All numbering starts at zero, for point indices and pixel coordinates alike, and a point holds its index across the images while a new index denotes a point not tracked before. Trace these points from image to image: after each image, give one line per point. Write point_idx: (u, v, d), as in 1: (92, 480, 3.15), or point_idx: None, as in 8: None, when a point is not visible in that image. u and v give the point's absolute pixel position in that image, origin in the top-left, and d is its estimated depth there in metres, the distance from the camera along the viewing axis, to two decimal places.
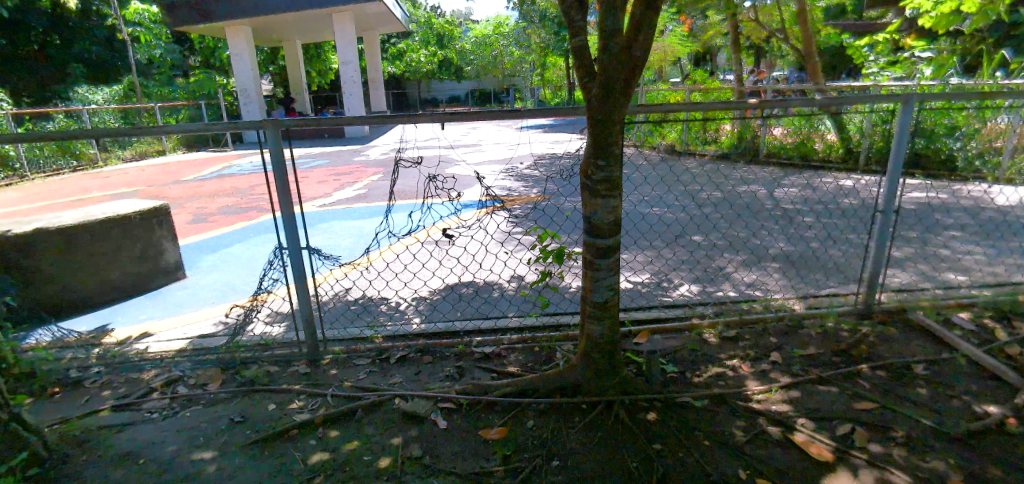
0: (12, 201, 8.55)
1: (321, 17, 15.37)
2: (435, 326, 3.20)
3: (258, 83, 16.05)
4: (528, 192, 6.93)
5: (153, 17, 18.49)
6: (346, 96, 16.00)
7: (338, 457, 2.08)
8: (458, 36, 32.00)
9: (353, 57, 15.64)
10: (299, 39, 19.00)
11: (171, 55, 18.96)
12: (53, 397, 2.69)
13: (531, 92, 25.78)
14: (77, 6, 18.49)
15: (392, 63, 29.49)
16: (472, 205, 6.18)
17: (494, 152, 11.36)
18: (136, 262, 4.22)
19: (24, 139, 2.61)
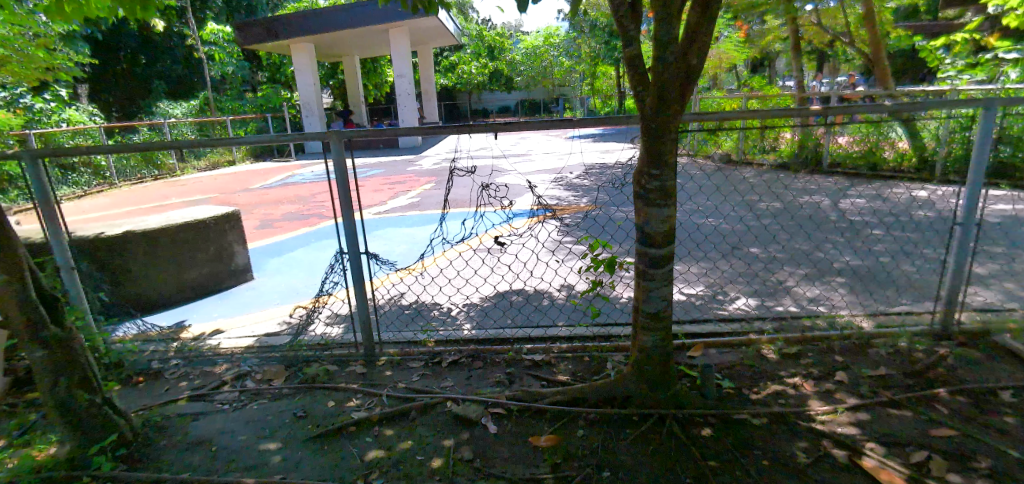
0: (103, 207, 9.37)
1: (377, 33, 15.99)
2: (485, 333, 3.23)
3: (319, 96, 16.82)
4: (578, 201, 6.92)
5: (227, 37, 19.47)
6: (399, 108, 16.54)
7: (392, 456, 2.18)
8: (509, 48, 32.36)
9: (408, 70, 16.16)
10: (358, 54, 19.79)
11: (242, 71, 20.25)
12: (138, 385, 2.96)
13: (581, 102, 25.69)
14: (161, 28, 20.18)
15: (445, 75, 30.06)
16: (523, 213, 6.23)
17: (544, 161, 11.42)
18: (210, 263, 4.53)
19: (123, 149, 2.89)
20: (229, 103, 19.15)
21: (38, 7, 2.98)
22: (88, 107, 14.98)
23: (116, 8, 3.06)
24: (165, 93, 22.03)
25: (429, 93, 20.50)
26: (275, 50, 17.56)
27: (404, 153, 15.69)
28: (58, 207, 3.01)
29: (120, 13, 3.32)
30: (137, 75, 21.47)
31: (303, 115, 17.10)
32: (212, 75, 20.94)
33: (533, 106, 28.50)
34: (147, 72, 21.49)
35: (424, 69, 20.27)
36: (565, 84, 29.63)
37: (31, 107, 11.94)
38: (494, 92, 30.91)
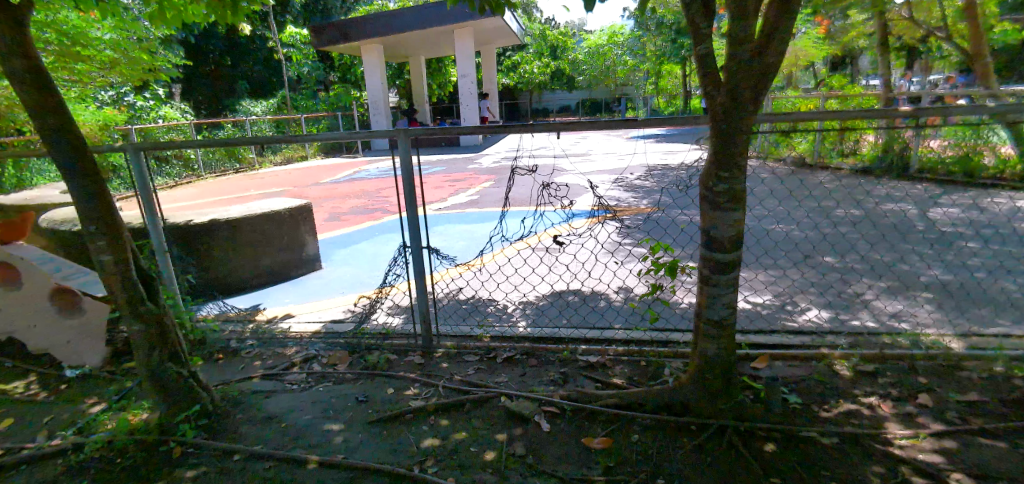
0: (192, 196, 10.25)
1: (443, 34, 16.38)
2: (541, 331, 3.23)
3: (386, 96, 17.43)
4: (639, 202, 6.76)
5: (304, 39, 20.63)
6: (462, 108, 16.84)
7: (446, 445, 2.25)
8: (572, 46, 32.21)
9: (471, 70, 16.42)
10: (423, 54, 20.35)
11: (317, 72, 21.39)
12: (218, 361, 3.22)
13: (644, 101, 25.09)
14: (248, 32, 21.72)
15: (507, 74, 30.32)
16: (582, 213, 6.16)
17: (604, 161, 11.25)
18: (284, 252, 4.81)
19: (214, 144, 3.14)
20: (304, 102, 20.31)
21: (144, 13, 3.28)
22: (182, 105, 16.40)
23: (210, 12, 3.32)
24: (249, 92, 23.69)
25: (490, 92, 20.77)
26: (346, 51, 18.39)
27: (464, 151, 15.98)
28: (155, 195, 3.31)
29: (213, 17, 3.59)
30: (225, 76, 23.23)
31: (371, 114, 17.81)
32: (290, 75, 22.29)
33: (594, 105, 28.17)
34: (234, 72, 23.20)
35: (487, 69, 20.53)
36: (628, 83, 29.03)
37: (134, 105, 13.23)
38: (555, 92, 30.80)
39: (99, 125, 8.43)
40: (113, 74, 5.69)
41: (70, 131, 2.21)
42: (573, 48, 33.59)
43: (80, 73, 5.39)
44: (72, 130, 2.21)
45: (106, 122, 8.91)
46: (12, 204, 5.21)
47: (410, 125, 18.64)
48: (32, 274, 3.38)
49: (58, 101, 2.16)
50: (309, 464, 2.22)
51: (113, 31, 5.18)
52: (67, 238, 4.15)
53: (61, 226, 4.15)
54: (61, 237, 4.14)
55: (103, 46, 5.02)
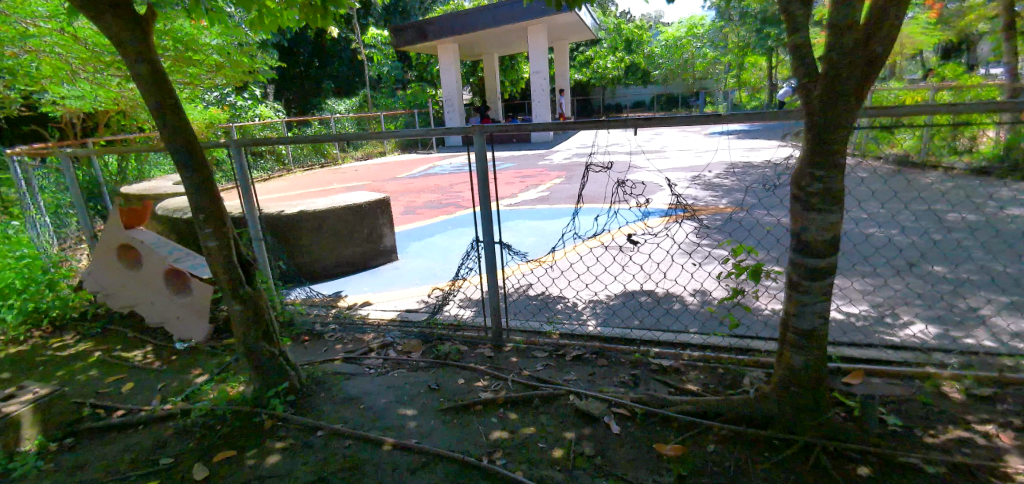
0: (283, 189, 11.08)
1: (517, 31, 16.46)
2: (611, 331, 3.17)
3: (460, 93, 17.81)
4: (717, 201, 6.45)
5: (385, 41, 21.52)
6: (533, 105, 16.85)
7: (514, 439, 2.28)
8: (648, 40, 31.23)
9: (543, 66, 16.35)
10: (496, 52, 20.56)
11: (395, 71, 22.29)
12: (305, 343, 3.46)
13: (723, 95, 23.84)
14: (334, 35, 23.05)
15: (579, 70, 29.97)
16: (657, 212, 5.97)
17: (680, 158, 10.84)
18: (364, 243, 5.07)
19: (305, 140, 3.35)
20: (383, 100, 21.27)
21: (246, 20, 3.55)
22: (275, 104, 17.74)
23: (302, 17, 3.53)
24: (334, 92, 25.17)
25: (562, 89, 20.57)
26: (423, 51, 18.99)
27: (535, 148, 16.02)
28: (253, 187, 3.60)
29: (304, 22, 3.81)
30: (314, 76, 24.83)
31: (446, 111, 18.28)
32: (371, 75, 23.41)
33: (669, 101, 27.15)
34: (322, 73, 24.73)
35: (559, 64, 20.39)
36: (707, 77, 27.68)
37: (235, 105, 14.49)
38: (628, 87, 30.03)
39: (206, 123, 9.31)
40: (219, 76, 6.23)
41: (185, 130, 2.44)
42: (649, 42, 32.53)
43: (192, 76, 5.95)
44: (186, 129, 2.44)
45: (212, 121, 9.82)
46: (137, 194, 5.89)
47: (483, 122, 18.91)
48: (152, 255, 3.82)
49: (176, 102, 2.40)
50: (385, 445, 2.34)
51: (220, 37, 5.67)
52: (180, 225, 4.64)
53: (175, 214, 4.63)
54: (174, 224, 4.63)
55: (212, 50, 5.50)
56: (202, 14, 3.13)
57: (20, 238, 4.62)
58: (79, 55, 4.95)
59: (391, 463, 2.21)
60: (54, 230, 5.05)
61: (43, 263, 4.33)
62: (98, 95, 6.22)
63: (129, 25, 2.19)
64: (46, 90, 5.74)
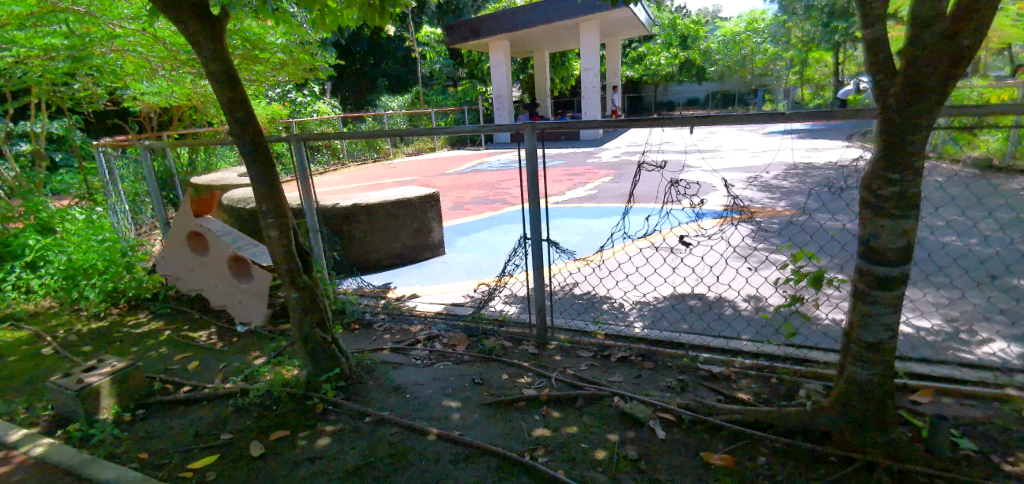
0: (338, 182, 11.50)
1: (568, 28, 16.31)
2: (658, 333, 3.11)
3: (510, 90, 17.85)
4: (775, 204, 6.17)
5: (438, 38, 21.82)
6: (583, 102, 16.67)
7: (556, 437, 2.28)
8: (704, 35, 30.19)
9: (595, 63, 16.17)
10: (547, 49, 20.49)
11: (447, 68, 22.62)
12: (355, 331, 3.59)
13: (784, 93, 22.71)
14: (390, 34, 23.65)
15: (631, 67, 29.38)
16: (710, 213, 5.77)
17: (735, 158, 10.43)
18: (413, 236, 5.18)
19: (361, 136, 3.45)
20: (434, 97, 21.65)
21: (308, 19, 3.68)
22: (333, 100, 18.42)
23: (361, 16, 3.62)
24: (387, 89, 25.86)
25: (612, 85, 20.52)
26: (474, 48, 19.16)
27: (584, 145, 15.85)
28: (310, 180, 3.75)
29: (362, 21, 3.91)
30: (369, 73, 25.60)
31: (495, 108, 18.37)
32: (424, 72, 23.87)
33: (726, 98, 26.12)
34: (377, 71, 25.45)
35: (611, 60, 20.26)
36: (767, 74, 26.40)
37: (296, 101, 15.16)
38: (683, 84, 29.09)
39: (269, 118, 9.78)
40: (282, 73, 6.52)
41: (252, 124, 2.56)
42: (706, 37, 31.37)
43: (258, 73, 6.25)
44: (253, 124, 2.56)
45: (274, 116, 10.30)
46: (206, 184, 6.27)
47: (532, 119, 18.86)
48: (217, 243, 4.05)
49: (244, 98, 2.53)
50: (429, 435, 2.39)
51: (284, 35, 5.92)
52: (244, 214, 4.91)
53: (240, 204, 4.90)
54: (239, 213, 4.91)
55: (277, 49, 5.76)
56: (268, 14, 3.28)
57: (104, 223, 5.03)
58: (158, 53, 5.30)
59: (435, 454, 2.26)
60: (133, 217, 5.47)
61: (122, 247, 4.70)
62: (174, 91, 6.64)
63: (203, 24, 2.33)
64: (130, 87, 6.19)
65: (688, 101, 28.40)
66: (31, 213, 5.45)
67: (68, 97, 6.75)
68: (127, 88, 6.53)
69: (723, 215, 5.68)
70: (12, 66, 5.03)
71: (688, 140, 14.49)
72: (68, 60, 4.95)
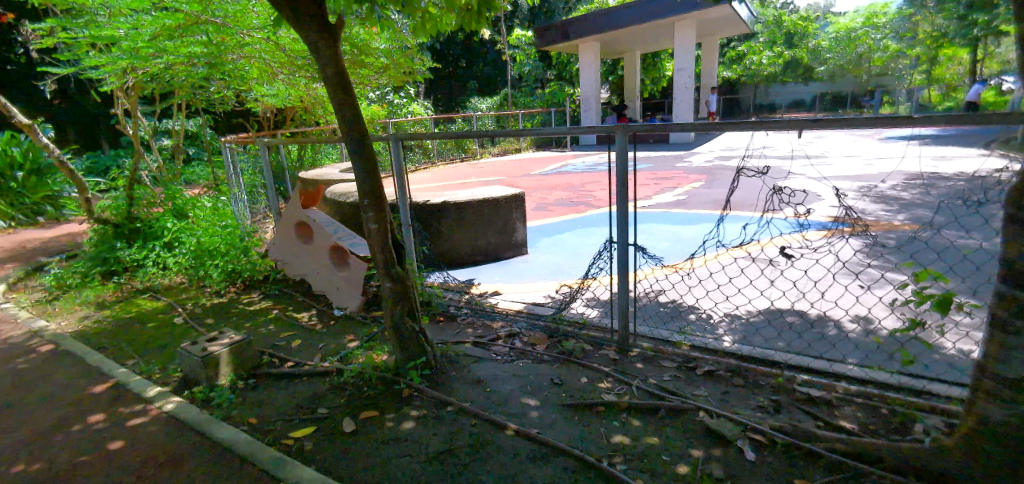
0: (429, 180, 12.06)
1: (662, 27, 15.80)
2: (750, 349, 2.94)
3: (598, 92, 17.61)
4: (891, 217, 5.58)
5: (529, 41, 21.99)
6: (674, 103, 16.09)
7: (636, 447, 2.24)
8: (814, 32, 27.80)
9: (689, 64, 15.55)
10: (638, 49, 20.00)
11: (536, 70, 22.81)
12: (441, 323, 3.76)
13: (908, 94, 20.31)
14: (482, 37, 24.32)
15: (728, 67, 27.81)
16: (814, 224, 5.32)
17: (844, 165, 9.54)
18: (497, 235, 5.31)
19: (455, 136, 3.58)
20: (522, 99, 21.97)
21: (409, 25, 3.88)
22: (426, 102, 19.30)
23: (459, 21, 3.75)
24: (477, 91, 26.63)
25: (708, 86, 19.58)
26: (562, 50, 19.17)
27: (672, 149, 15.31)
28: (405, 177, 3.96)
29: (458, 25, 4.03)
30: (461, 76, 26.50)
31: (581, 109, 18.24)
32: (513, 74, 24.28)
33: (835, 100, 23.88)
34: (468, 73, 26.30)
35: (708, 61, 19.41)
36: (886, 73, 23.80)
37: (393, 103, 16.06)
38: (786, 85, 26.97)
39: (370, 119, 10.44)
40: (383, 76, 6.91)
41: (359, 124, 2.75)
42: (816, 34, 28.86)
43: (363, 77, 6.68)
44: (359, 124, 2.75)
45: (372, 116, 10.99)
46: (314, 179, 6.83)
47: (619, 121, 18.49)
48: (321, 233, 4.40)
49: (353, 98, 2.72)
50: (507, 430, 2.44)
51: (388, 41, 6.28)
52: (346, 208, 5.30)
53: (342, 198, 5.30)
54: (341, 206, 5.31)
55: (380, 54, 6.11)
56: (375, 21, 3.50)
57: (227, 211, 5.65)
58: (279, 59, 5.85)
59: (512, 449, 2.30)
60: (251, 206, 6.10)
61: (241, 232, 5.26)
62: (290, 93, 7.28)
63: (321, 31, 2.54)
64: (253, 89, 6.89)
65: (791, 102, 26.21)
66: (171, 199, 6.26)
67: (203, 99, 7.66)
68: (251, 90, 7.27)
69: (829, 226, 5.21)
70: (163, 72, 5.79)
71: (789, 145, 13.48)
72: (207, 65, 5.61)
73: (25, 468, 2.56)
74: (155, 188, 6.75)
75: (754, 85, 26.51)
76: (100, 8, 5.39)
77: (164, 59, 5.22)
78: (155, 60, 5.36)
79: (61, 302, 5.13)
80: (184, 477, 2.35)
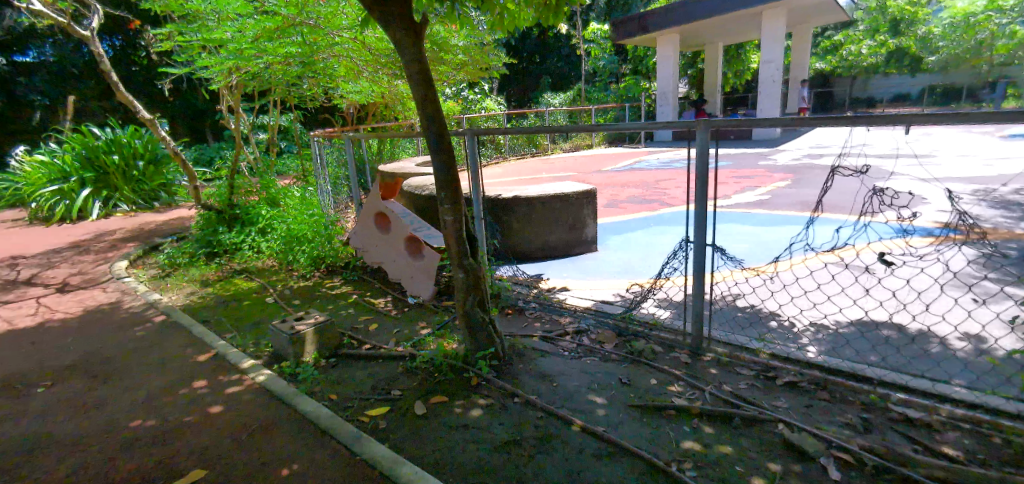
0: (501, 175, 12.24)
1: (749, 17, 14.90)
2: (838, 362, 2.75)
3: (676, 85, 16.97)
4: (1013, 226, 4.96)
5: (604, 35, 21.45)
6: (759, 98, 15.16)
7: (707, 454, 2.17)
8: (926, 17, 24.97)
9: (777, 55, 14.58)
10: (721, 41, 19.02)
11: (611, 65, 22.35)
12: (510, 317, 3.85)
13: None
14: (557, 33, 24.21)
15: (822, 58, 25.70)
16: (919, 230, 4.83)
17: (957, 166, 8.55)
18: (567, 231, 5.30)
19: (529, 131, 3.60)
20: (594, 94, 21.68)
21: (487, 22, 3.94)
22: (499, 98, 19.55)
23: (537, 16, 3.75)
24: (550, 86, 26.59)
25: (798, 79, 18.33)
26: (638, 43, 18.66)
27: (754, 146, 14.44)
28: (479, 171, 4.05)
29: (535, 20, 4.04)
30: (535, 71, 26.55)
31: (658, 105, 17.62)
32: (587, 69, 23.99)
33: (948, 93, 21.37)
34: (542, 68, 26.33)
35: (798, 52, 18.09)
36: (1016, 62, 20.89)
37: (469, 99, 16.42)
38: (889, 76, 24.46)
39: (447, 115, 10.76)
40: (461, 73, 7.11)
41: (438, 119, 2.84)
42: (929, 19, 25.90)
43: (442, 74, 6.91)
44: (438, 120, 2.84)
45: (448, 112, 11.31)
46: (393, 173, 7.16)
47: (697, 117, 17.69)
48: (399, 223, 4.61)
49: (434, 95, 2.82)
50: (574, 426, 2.46)
51: (466, 38, 6.43)
52: (422, 200, 5.52)
53: (418, 190, 5.53)
54: (417, 199, 5.53)
55: (458, 51, 6.32)
56: (456, 20, 3.59)
57: (314, 201, 6.08)
58: (366, 57, 6.20)
59: (578, 445, 2.31)
60: (336, 197, 6.51)
61: (326, 221, 5.64)
62: (373, 90, 7.68)
63: (406, 30, 2.65)
64: (341, 87, 7.33)
65: (895, 96, 23.78)
66: (265, 189, 6.80)
67: (296, 95, 8.22)
68: (338, 88, 7.71)
69: (937, 233, 4.71)
70: (263, 72, 6.30)
71: (890, 142, 12.28)
72: (301, 64, 6.01)
73: (143, 423, 2.92)
74: (253, 178, 7.39)
75: (851, 77, 24.28)
76: (210, 14, 5.93)
77: (264, 59, 5.66)
78: (259, 62, 5.84)
79: (173, 279, 5.78)
80: (274, 443, 2.57)
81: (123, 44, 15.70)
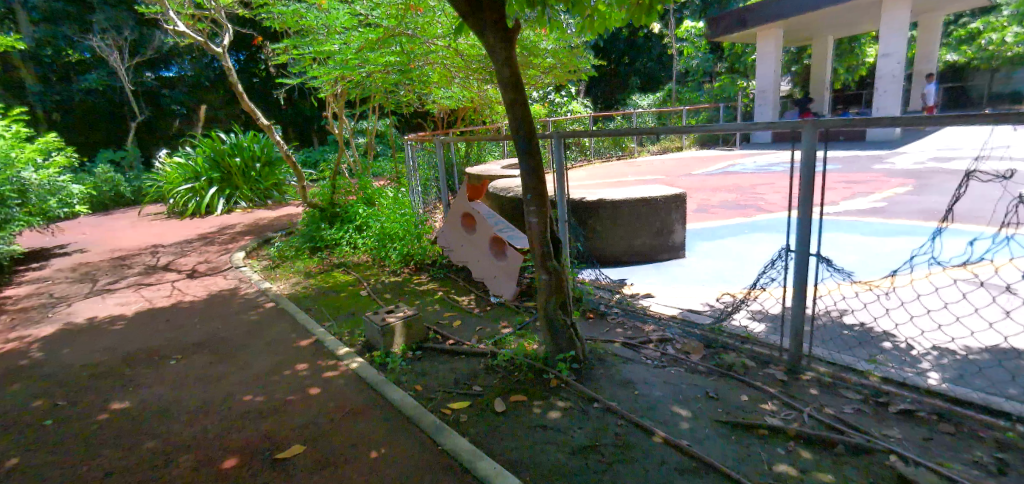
0: (586, 177, 12.18)
1: (865, 6, 13.52)
2: (967, 392, 2.42)
3: (776, 83, 15.82)
4: None
5: (698, 32, 20.46)
6: (874, 94, 13.70)
7: (804, 479, 2.01)
8: None
9: (898, 48, 13.10)
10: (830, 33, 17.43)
11: (704, 63, 21.32)
12: (592, 321, 3.83)
13: None
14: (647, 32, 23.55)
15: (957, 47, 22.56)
16: None
17: None
18: (653, 236, 5.16)
19: (617, 133, 3.54)
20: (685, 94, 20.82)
21: (577, 24, 3.94)
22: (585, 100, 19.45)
23: (629, 16, 3.68)
24: (638, 86, 25.94)
25: (924, 72, 16.33)
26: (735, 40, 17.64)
27: (867, 148, 13.07)
28: (565, 174, 4.06)
29: (626, 20, 3.97)
30: (622, 72, 26.03)
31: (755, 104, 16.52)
32: (678, 68, 23.10)
33: None
34: (630, 69, 25.74)
35: (924, 42, 16.10)
36: None
37: (555, 102, 16.48)
38: None
39: None
40: (549, 75, 7.19)
41: (527, 123, 2.90)
42: None
43: (531, 77, 7.02)
44: (527, 124, 2.89)
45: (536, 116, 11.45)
46: (480, 174, 7.39)
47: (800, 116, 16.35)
48: (484, 224, 4.76)
49: (523, 99, 2.88)
50: (655, 437, 2.40)
51: (556, 41, 6.48)
52: (507, 202, 5.64)
53: (504, 192, 5.67)
54: (502, 200, 5.67)
55: (546, 54, 6.45)
56: (547, 24, 3.63)
57: (406, 201, 6.46)
58: (459, 63, 6.50)
59: (659, 456, 2.25)
60: (425, 197, 6.85)
61: (416, 220, 5.97)
62: (464, 94, 7.99)
63: (499, 37, 2.73)
64: (434, 92, 7.71)
65: None
66: (363, 189, 7.32)
67: (393, 101, 8.75)
68: (431, 93, 8.09)
69: None
70: (366, 81, 6.81)
71: None
72: (399, 72, 6.40)
73: (254, 398, 3.28)
74: (352, 179, 8.00)
75: (993, 69, 21.05)
76: (321, 28, 6.51)
77: (366, 68, 6.11)
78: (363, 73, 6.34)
79: (283, 269, 6.42)
80: (365, 426, 2.77)
81: (246, 59, 17.67)
